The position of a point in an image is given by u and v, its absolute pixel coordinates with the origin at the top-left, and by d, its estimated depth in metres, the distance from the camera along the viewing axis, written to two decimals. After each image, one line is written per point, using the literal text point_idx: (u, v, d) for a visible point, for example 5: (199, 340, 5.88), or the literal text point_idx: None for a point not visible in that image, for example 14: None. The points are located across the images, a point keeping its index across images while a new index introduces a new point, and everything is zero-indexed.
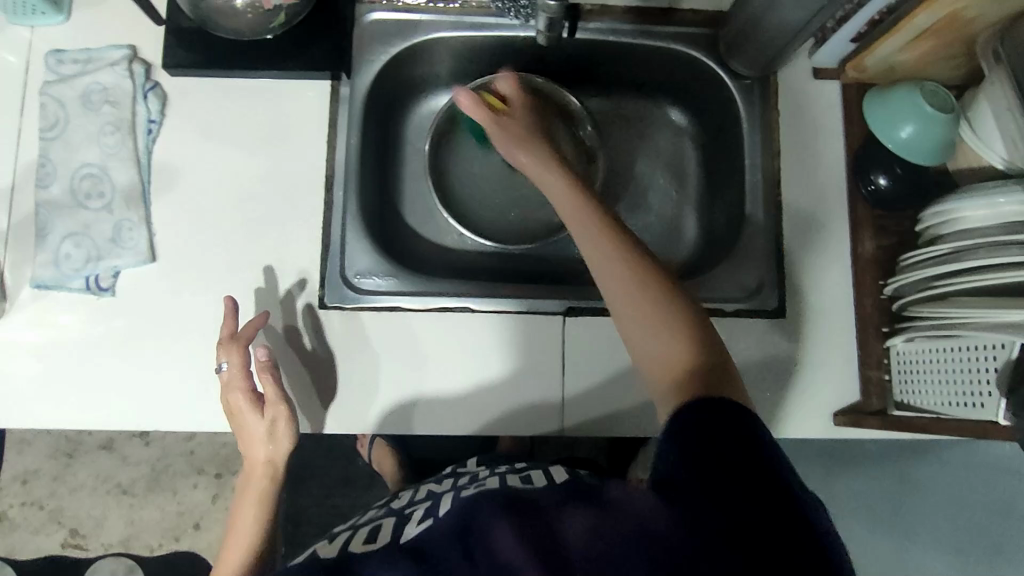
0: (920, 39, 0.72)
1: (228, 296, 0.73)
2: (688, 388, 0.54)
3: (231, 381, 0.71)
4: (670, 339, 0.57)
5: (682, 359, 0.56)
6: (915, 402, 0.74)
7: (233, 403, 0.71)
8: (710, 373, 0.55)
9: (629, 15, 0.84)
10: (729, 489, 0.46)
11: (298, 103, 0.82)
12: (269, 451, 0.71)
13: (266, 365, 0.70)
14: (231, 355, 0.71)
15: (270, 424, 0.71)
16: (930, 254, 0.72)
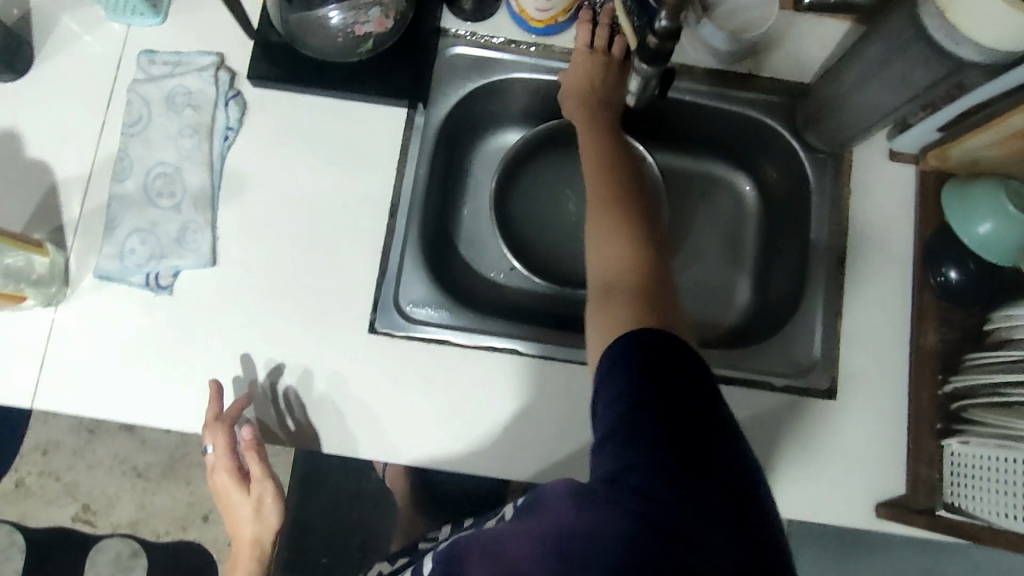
0: (1011, 139, 0.71)
1: (212, 379, 0.75)
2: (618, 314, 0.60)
3: (217, 463, 0.78)
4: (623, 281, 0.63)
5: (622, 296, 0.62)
6: (966, 507, 0.71)
7: (221, 482, 0.80)
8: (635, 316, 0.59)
9: (709, 76, 0.84)
10: (693, 480, 0.47)
11: (373, 126, 0.83)
12: (256, 529, 0.82)
13: (251, 446, 0.76)
14: (217, 438, 0.75)
15: (255, 505, 0.81)
16: (1000, 358, 0.69)
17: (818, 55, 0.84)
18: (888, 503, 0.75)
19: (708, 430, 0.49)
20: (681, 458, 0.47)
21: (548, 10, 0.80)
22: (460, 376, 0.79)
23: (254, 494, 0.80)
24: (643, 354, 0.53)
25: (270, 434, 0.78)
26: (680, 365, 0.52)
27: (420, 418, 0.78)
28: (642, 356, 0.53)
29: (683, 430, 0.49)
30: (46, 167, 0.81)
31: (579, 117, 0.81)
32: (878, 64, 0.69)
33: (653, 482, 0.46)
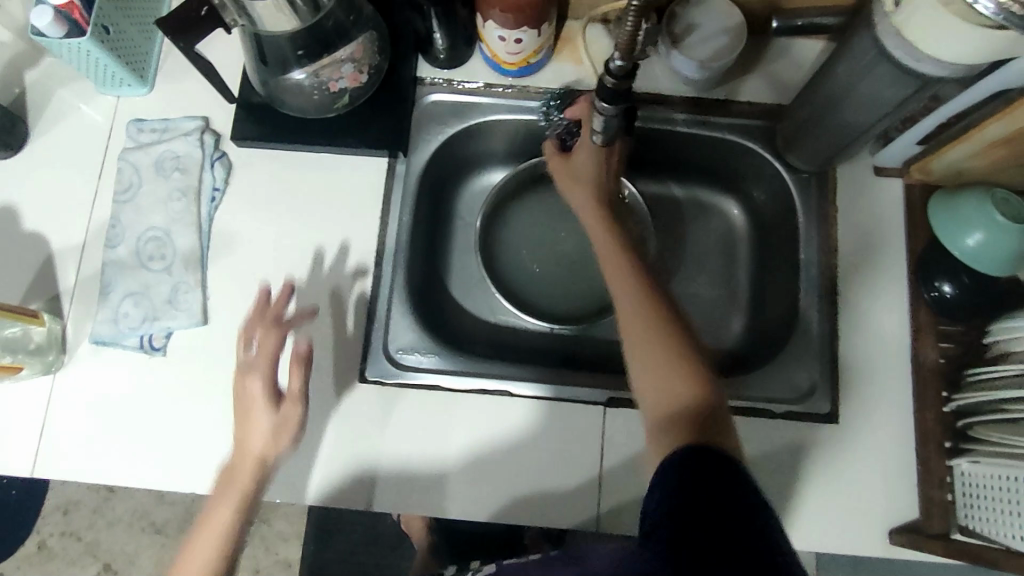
0: (990, 149, 0.70)
1: (283, 279, 0.71)
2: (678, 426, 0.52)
3: (255, 366, 0.68)
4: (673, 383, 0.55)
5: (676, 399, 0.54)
6: (983, 530, 0.67)
7: (249, 393, 0.68)
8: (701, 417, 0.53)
9: (684, 105, 0.84)
10: None
11: (356, 177, 0.85)
12: (266, 447, 0.68)
13: (301, 358, 0.68)
14: (266, 340, 0.69)
15: (280, 422, 0.68)
16: (1000, 373, 0.67)
17: (792, 76, 0.84)
18: (901, 528, 0.73)
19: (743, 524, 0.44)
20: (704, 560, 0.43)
21: (517, 53, 0.80)
22: (453, 420, 0.78)
23: (280, 408, 0.68)
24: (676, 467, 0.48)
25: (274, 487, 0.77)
26: (713, 471, 0.47)
27: (416, 464, 0.77)
28: (683, 480, 0.47)
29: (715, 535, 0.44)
30: (43, 238, 0.84)
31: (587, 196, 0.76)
32: (848, 85, 0.68)
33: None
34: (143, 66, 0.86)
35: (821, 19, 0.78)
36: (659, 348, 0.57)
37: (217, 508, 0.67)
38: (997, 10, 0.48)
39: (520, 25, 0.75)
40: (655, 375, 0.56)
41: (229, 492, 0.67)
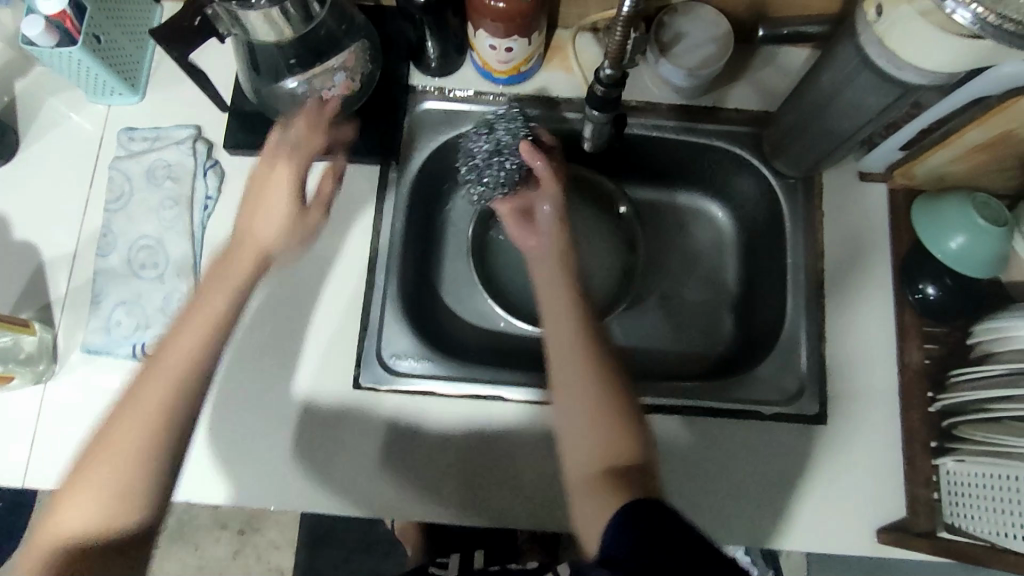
0: (970, 154, 0.72)
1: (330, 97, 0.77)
2: (621, 478, 0.56)
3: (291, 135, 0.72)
4: (613, 443, 0.59)
5: (621, 455, 0.58)
6: (969, 528, 0.69)
7: (282, 146, 0.71)
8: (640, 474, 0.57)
9: (673, 112, 0.85)
10: None
11: (349, 184, 0.85)
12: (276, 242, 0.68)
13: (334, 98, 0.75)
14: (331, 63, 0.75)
15: (301, 213, 0.70)
16: (983, 373, 0.69)
17: (778, 84, 0.86)
18: (889, 527, 0.74)
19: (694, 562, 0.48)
20: None
21: (508, 62, 0.81)
22: (447, 425, 0.79)
23: (296, 223, 0.69)
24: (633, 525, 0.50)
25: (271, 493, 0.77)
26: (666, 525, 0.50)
27: (410, 470, 0.77)
28: (639, 530, 0.50)
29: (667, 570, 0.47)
30: (33, 247, 0.83)
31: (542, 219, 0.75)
32: (832, 93, 0.70)
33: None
34: (134, 76, 0.86)
35: (805, 28, 0.79)
36: (598, 415, 0.60)
37: (203, 304, 0.63)
38: (973, 20, 0.50)
39: (510, 34, 0.76)
40: (603, 441, 0.59)
41: (196, 337, 0.62)
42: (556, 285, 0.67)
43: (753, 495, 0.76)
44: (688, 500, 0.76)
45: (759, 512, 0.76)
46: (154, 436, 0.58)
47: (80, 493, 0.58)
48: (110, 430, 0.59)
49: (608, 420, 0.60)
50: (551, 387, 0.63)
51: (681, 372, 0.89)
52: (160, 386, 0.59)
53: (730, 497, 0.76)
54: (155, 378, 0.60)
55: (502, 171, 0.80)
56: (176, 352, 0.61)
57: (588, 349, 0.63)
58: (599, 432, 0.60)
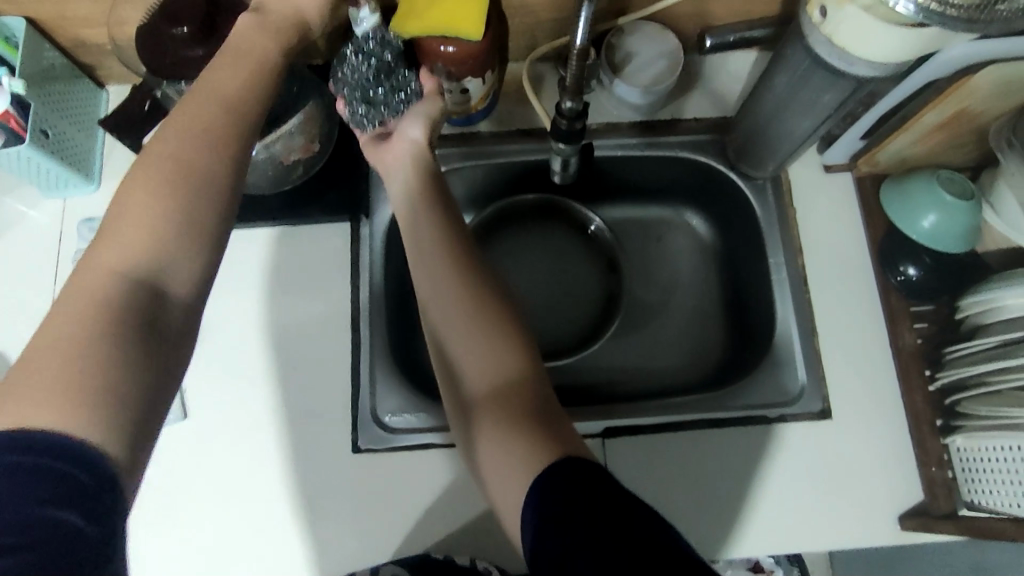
0: (929, 135, 0.73)
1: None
2: (511, 399, 0.56)
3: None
4: (499, 360, 0.58)
5: (511, 372, 0.58)
6: (989, 503, 0.68)
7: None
8: (531, 390, 0.56)
9: (635, 130, 0.86)
10: (613, 556, 0.43)
11: (322, 245, 0.84)
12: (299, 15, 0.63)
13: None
14: None
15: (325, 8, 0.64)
16: (976, 349, 0.70)
17: (732, 89, 0.86)
18: (907, 513, 0.73)
19: (625, 521, 0.44)
20: (598, 549, 0.43)
21: (465, 102, 0.80)
22: (454, 476, 0.77)
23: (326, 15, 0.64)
24: (558, 477, 0.48)
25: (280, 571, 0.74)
26: (598, 484, 0.47)
27: (420, 530, 0.76)
28: (567, 476, 0.47)
29: (596, 517, 0.44)
30: (2, 353, 0.80)
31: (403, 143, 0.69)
32: (787, 93, 0.71)
33: (560, 548, 0.44)
34: (87, 165, 0.85)
35: (751, 33, 0.82)
36: (488, 354, 0.58)
37: (219, 80, 0.55)
38: (917, 10, 0.51)
39: (462, 75, 0.75)
40: (493, 361, 0.58)
41: (237, 80, 0.55)
42: (422, 210, 0.65)
43: (771, 501, 0.75)
44: (700, 517, 0.75)
45: (779, 517, 0.75)
46: (183, 157, 0.50)
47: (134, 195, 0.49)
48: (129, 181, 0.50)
49: (496, 360, 0.58)
50: (430, 314, 0.62)
51: (679, 386, 0.88)
52: (211, 101, 0.53)
53: (746, 507, 0.75)
54: (198, 123, 0.52)
55: (393, 92, 0.69)
56: (223, 85, 0.54)
57: (467, 278, 0.62)
58: (485, 351, 0.59)
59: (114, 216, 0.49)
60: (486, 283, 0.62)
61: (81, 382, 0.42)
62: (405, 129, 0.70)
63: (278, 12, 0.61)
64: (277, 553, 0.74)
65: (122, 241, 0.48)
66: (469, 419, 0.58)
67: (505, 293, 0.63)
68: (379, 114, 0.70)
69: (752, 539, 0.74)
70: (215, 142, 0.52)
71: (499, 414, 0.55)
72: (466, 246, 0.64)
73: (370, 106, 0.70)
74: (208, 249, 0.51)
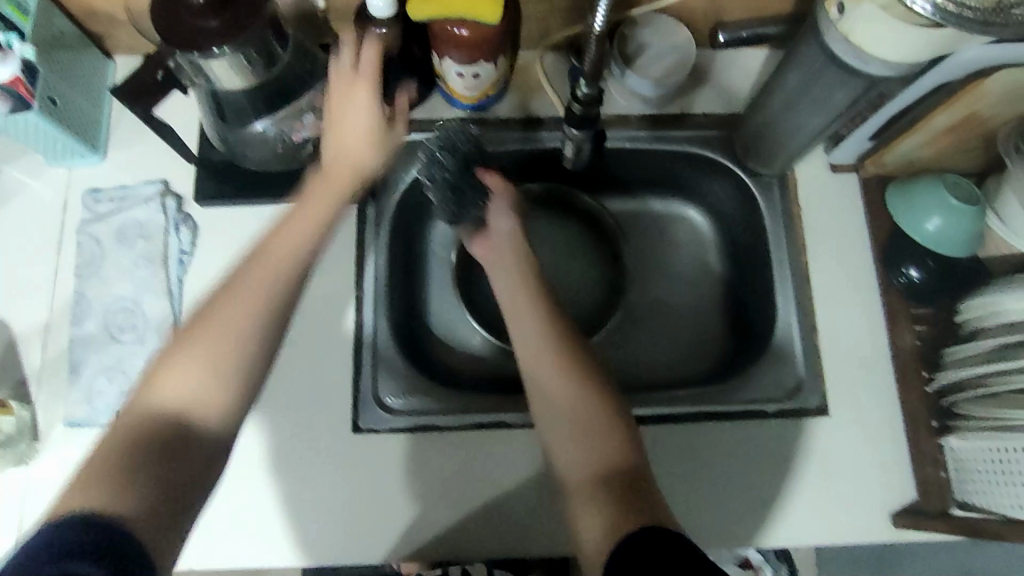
0: (936, 138, 0.73)
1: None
2: (605, 479, 0.58)
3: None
4: (593, 441, 0.60)
5: (606, 454, 0.59)
6: (982, 503, 0.69)
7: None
8: (626, 470, 0.58)
9: (644, 122, 0.85)
10: None
11: (328, 224, 0.84)
12: (360, 150, 0.68)
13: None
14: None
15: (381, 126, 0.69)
16: (974, 351, 0.70)
17: (742, 85, 0.87)
18: (901, 512, 0.74)
19: None
20: None
21: (475, 88, 0.80)
22: (453, 460, 0.77)
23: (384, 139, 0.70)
24: (630, 547, 0.49)
25: (278, 548, 0.74)
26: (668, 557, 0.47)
27: (419, 514, 0.76)
28: (637, 548, 0.48)
29: None
30: (4, 322, 0.80)
31: (501, 236, 0.75)
32: (798, 91, 0.71)
33: None
34: (94, 136, 0.84)
35: (763, 29, 0.83)
36: (585, 438, 0.60)
37: (312, 207, 0.64)
38: (934, 11, 0.51)
39: (475, 60, 0.75)
40: (587, 445, 0.60)
41: (319, 204, 0.65)
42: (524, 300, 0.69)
43: (767, 494, 0.76)
44: (691, 509, 0.76)
45: (775, 513, 0.76)
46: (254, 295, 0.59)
47: (207, 335, 0.57)
48: (207, 318, 0.58)
49: (592, 435, 0.60)
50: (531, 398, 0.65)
51: (677, 379, 0.89)
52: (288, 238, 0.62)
53: (740, 500, 0.76)
54: (275, 254, 0.61)
55: (479, 195, 0.76)
56: (323, 198, 0.65)
57: (568, 357, 0.64)
58: (577, 433, 0.61)
59: (166, 359, 0.57)
60: (586, 365, 0.64)
61: (121, 478, 0.49)
62: (495, 224, 0.76)
63: (332, 133, 0.68)
64: (276, 529, 0.75)
65: (181, 364, 0.56)
66: (567, 505, 0.59)
67: (604, 374, 0.65)
68: (467, 215, 0.77)
69: (745, 532, 0.75)
70: (233, 370, 0.57)
71: (592, 497, 0.57)
72: (566, 323, 0.67)
73: (460, 209, 0.76)
74: (244, 380, 0.57)
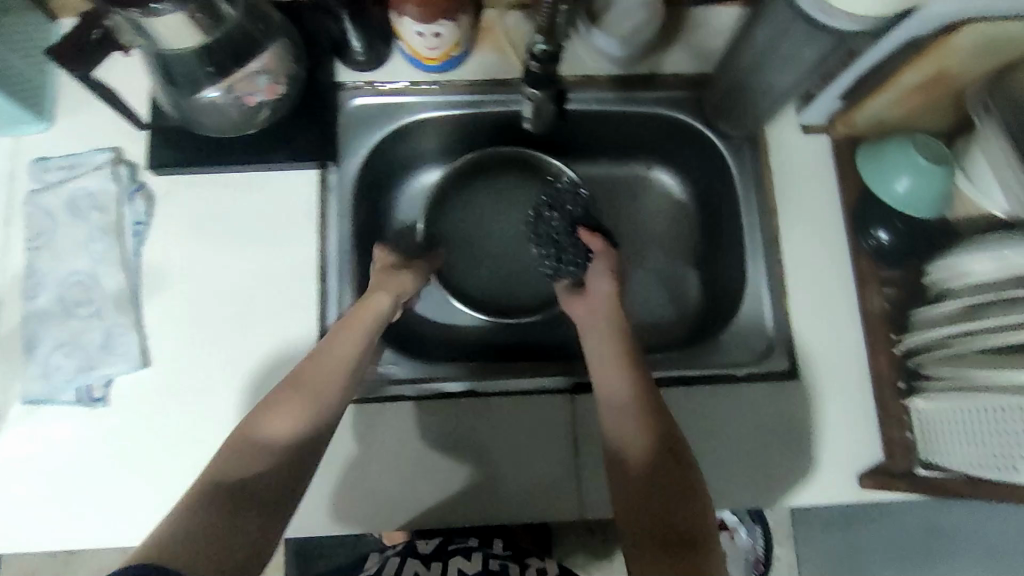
0: (906, 97, 0.72)
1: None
2: (662, 510, 0.60)
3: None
4: (653, 465, 0.64)
5: (669, 485, 0.62)
6: (945, 462, 0.69)
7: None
8: (690, 501, 0.60)
9: (612, 84, 0.83)
10: None
11: (289, 192, 0.82)
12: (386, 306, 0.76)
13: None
14: None
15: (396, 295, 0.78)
16: (940, 312, 0.70)
17: (713, 44, 0.84)
18: (866, 473, 0.75)
19: None
20: None
21: (436, 49, 0.78)
22: (421, 429, 0.77)
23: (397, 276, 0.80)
24: None
25: None
26: None
27: (389, 485, 0.76)
28: None
29: None
30: None
31: (603, 288, 0.81)
32: (767, 48, 0.69)
33: None
34: (39, 102, 0.80)
35: None
36: (656, 465, 0.63)
37: (344, 341, 0.71)
38: None
39: (437, 19, 0.73)
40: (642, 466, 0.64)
41: (352, 338, 0.71)
42: (607, 336, 0.75)
43: (734, 457, 0.77)
44: None
45: (742, 475, 0.77)
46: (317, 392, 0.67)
47: (288, 406, 0.65)
48: (288, 393, 0.66)
49: (659, 493, 0.62)
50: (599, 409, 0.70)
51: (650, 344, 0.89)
52: (336, 365, 0.69)
53: (708, 464, 0.77)
54: (325, 364, 0.68)
55: (572, 260, 0.87)
56: (334, 359, 0.69)
57: (640, 393, 0.69)
58: (640, 446, 0.65)
59: (244, 435, 0.62)
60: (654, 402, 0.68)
61: (217, 528, 0.54)
62: (595, 285, 0.82)
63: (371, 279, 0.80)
64: None
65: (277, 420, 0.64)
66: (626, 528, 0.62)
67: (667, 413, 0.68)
68: (565, 274, 0.87)
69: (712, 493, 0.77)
70: (287, 493, 0.60)
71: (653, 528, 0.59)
72: (642, 366, 0.72)
73: (557, 267, 0.88)
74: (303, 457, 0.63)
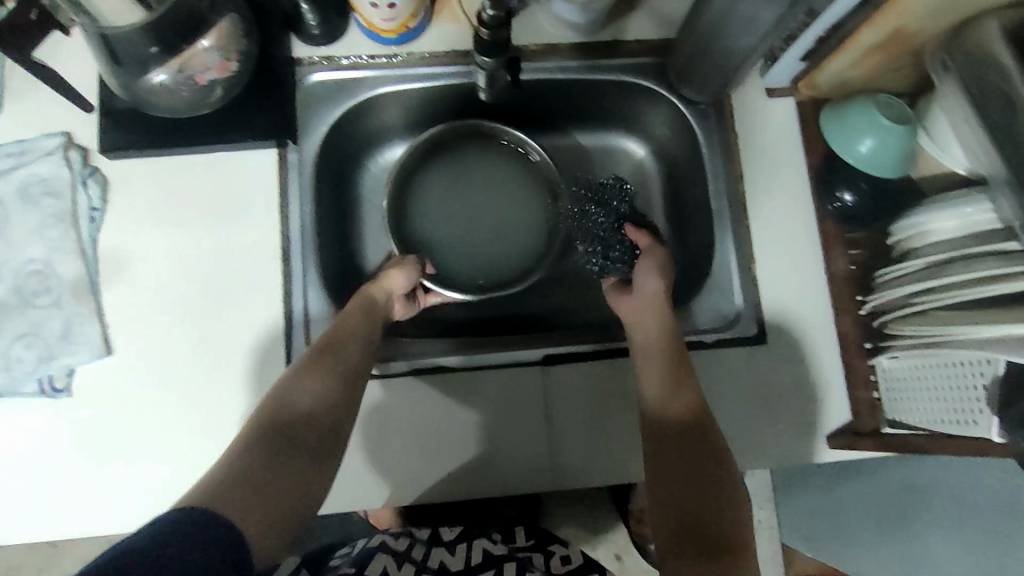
0: (867, 56, 0.71)
1: None
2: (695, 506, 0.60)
3: None
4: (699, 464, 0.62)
5: (709, 485, 0.61)
6: (909, 419, 0.71)
7: None
8: (719, 500, 0.60)
9: (575, 52, 0.82)
10: None
11: (249, 172, 0.80)
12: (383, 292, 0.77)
13: None
14: None
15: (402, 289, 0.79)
16: (902, 270, 0.70)
17: (675, 7, 0.83)
18: (833, 434, 0.77)
19: None
20: None
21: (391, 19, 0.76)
22: (393, 406, 0.77)
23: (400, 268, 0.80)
24: None
25: None
26: None
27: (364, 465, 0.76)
28: None
29: None
30: None
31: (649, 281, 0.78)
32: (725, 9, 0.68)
33: None
34: None
35: None
36: (696, 462, 0.62)
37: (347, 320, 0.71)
38: None
39: None
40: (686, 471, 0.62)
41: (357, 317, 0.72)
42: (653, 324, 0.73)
43: None
44: (629, 444, 0.78)
45: None
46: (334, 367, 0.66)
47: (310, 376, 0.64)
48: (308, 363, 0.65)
49: (704, 496, 0.60)
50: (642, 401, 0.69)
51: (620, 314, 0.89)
52: (353, 345, 0.68)
53: None
54: (342, 333, 0.69)
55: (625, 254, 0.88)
56: (349, 338, 0.69)
57: (688, 392, 0.67)
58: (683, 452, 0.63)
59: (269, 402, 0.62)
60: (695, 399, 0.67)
61: (257, 475, 0.55)
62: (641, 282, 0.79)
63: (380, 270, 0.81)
64: None
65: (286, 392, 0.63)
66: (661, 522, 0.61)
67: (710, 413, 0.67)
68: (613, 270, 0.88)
69: None
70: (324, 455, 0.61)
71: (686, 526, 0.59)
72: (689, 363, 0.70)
73: (604, 264, 0.89)
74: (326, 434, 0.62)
